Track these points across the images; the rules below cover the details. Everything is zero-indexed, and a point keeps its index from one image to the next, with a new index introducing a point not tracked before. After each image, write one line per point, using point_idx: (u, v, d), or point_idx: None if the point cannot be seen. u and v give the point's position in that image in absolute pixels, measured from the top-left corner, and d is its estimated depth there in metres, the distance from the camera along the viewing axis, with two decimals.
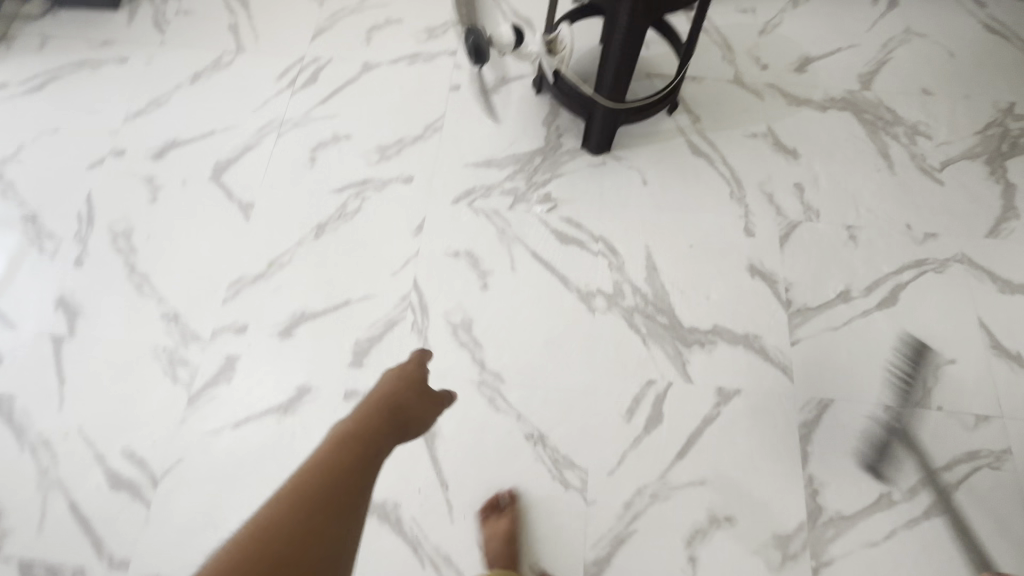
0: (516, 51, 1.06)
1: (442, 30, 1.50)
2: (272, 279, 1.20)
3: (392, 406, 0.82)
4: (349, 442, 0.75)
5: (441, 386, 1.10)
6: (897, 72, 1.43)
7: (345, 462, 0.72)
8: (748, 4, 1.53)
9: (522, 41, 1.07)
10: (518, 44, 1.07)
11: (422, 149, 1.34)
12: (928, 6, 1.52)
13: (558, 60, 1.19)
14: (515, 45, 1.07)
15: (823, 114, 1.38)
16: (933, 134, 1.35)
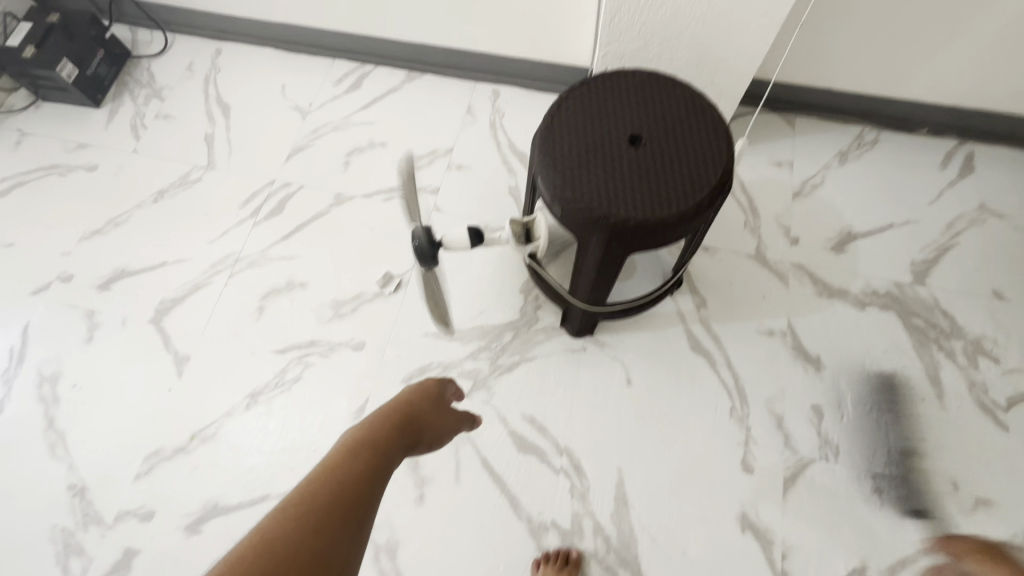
0: (473, 252, 0.89)
1: (428, 161, 1.35)
2: (189, 456, 1.08)
3: (412, 415, 0.78)
4: (365, 445, 0.67)
5: None
6: (961, 264, 1.17)
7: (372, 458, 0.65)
8: (785, 155, 1.30)
9: (478, 244, 0.89)
10: (477, 242, 0.90)
11: (382, 307, 1.18)
12: (1014, 174, 1.24)
13: (534, 247, 1.01)
14: (474, 244, 0.89)
15: (860, 312, 1.14)
16: (1000, 356, 1.08)
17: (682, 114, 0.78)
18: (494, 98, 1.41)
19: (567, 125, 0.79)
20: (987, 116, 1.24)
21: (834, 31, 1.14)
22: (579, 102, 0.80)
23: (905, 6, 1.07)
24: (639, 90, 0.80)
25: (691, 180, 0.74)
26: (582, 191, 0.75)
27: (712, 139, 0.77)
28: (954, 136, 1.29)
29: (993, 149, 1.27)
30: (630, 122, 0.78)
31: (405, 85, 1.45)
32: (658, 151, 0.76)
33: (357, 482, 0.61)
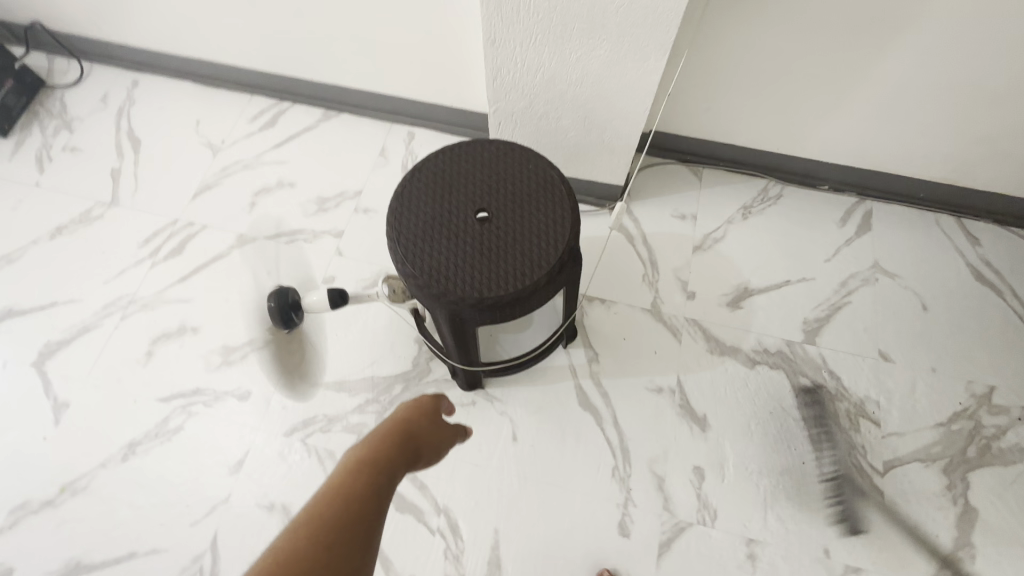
0: (333, 313, 0.88)
1: (336, 203, 1.33)
2: (57, 511, 1.04)
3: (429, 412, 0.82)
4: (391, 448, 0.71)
5: None
6: (851, 323, 1.18)
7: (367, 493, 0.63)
8: (689, 207, 1.31)
9: (338, 307, 0.89)
10: (339, 303, 0.89)
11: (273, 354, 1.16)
12: (908, 234, 1.27)
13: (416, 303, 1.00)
14: (335, 305, 0.89)
15: (750, 371, 1.14)
16: (882, 419, 1.09)
17: (531, 189, 0.79)
18: (409, 140, 1.41)
19: (415, 194, 0.79)
20: (885, 177, 1.26)
21: (729, 95, 1.14)
22: (432, 172, 0.80)
23: (792, 76, 1.07)
24: (491, 162, 0.81)
25: (531, 257, 0.75)
26: (421, 264, 0.74)
27: (557, 215, 0.78)
28: (855, 193, 1.31)
29: (891, 207, 1.30)
30: (478, 194, 0.78)
31: (321, 123, 1.44)
32: (502, 226, 0.76)
33: (351, 526, 0.59)
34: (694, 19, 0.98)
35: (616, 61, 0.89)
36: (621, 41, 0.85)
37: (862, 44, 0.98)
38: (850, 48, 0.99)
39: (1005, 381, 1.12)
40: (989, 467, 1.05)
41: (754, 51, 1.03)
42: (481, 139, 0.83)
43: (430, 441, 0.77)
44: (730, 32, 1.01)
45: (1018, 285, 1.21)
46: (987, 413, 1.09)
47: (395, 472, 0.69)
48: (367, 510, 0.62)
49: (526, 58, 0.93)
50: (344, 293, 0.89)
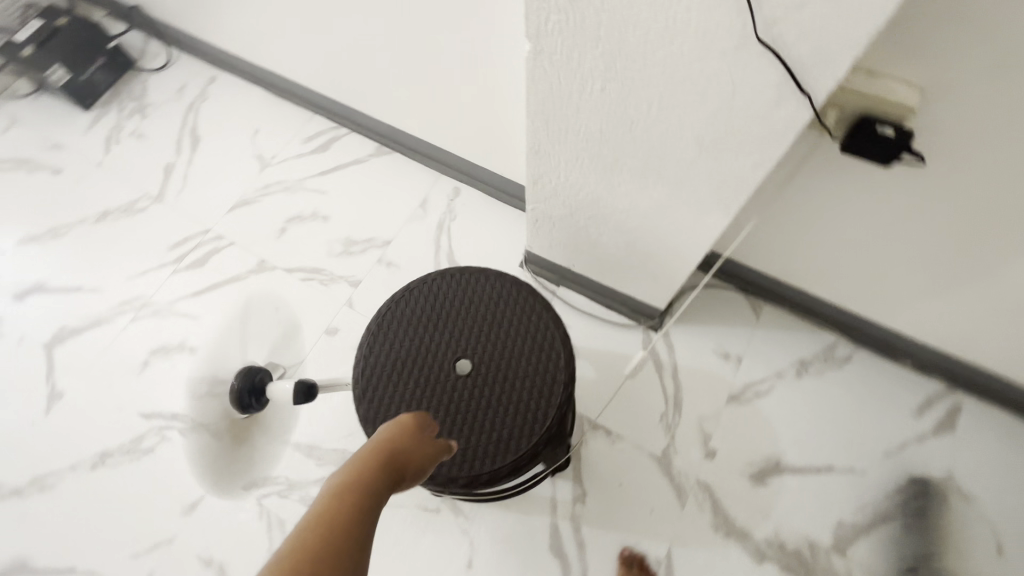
0: (294, 409, 0.83)
1: (362, 249, 1.28)
2: (24, 502, 1.07)
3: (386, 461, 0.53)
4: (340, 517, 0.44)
5: None
6: (896, 543, 0.98)
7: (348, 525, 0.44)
8: (736, 347, 1.14)
9: (299, 405, 0.83)
10: (304, 399, 0.84)
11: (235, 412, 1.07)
12: (1000, 449, 1.03)
13: None
14: (298, 400, 0.83)
15: (755, 566, 0.97)
16: None
17: (522, 355, 0.68)
18: (452, 197, 1.33)
19: (393, 324, 0.70)
20: (988, 374, 1.03)
21: (810, 248, 0.96)
22: (419, 302, 0.71)
23: (894, 252, 0.88)
24: (489, 307, 0.71)
25: (495, 443, 0.64)
26: (372, 415, 0.66)
27: (541, 399, 0.66)
28: (944, 380, 1.08)
29: (987, 409, 1.06)
30: (460, 346, 0.68)
31: (370, 158, 1.39)
32: (476, 393, 0.66)
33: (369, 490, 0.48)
34: (780, 173, 0.82)
35: (671, 206, 0.75)
36: (680, 191, 0.71)
37: (995, 245, 0.77)
38: (978, 245, 0.79)
39: None
40: None
41: (850, 218, 0.85)
42: (487, 274, 0.73)
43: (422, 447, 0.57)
44: (824, 192, 0.83)
45: None
46: None
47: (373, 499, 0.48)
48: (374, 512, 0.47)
49: (571, 175, 0.81)
50: (312, 390, 0.83)
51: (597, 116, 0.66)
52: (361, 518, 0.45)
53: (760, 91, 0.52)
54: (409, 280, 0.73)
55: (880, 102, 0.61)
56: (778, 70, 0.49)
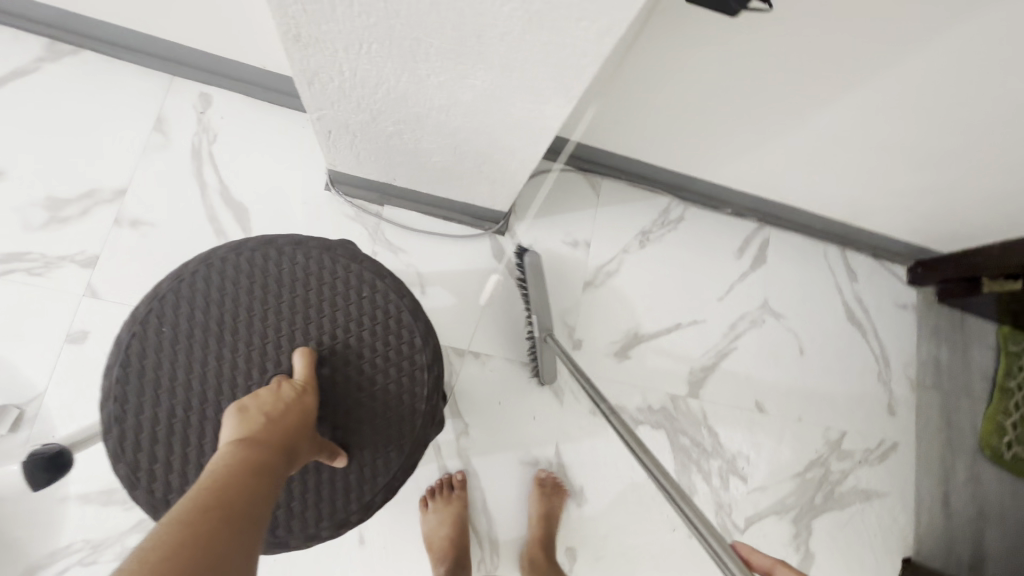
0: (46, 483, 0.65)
1: (81, 208, 0.88)
2: None
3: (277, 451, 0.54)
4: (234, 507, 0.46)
5: None
6: (735, 372, 1.12)
7: (255, 513, 0.47)
8: (584, 232, 1.10)
9: (41, 490, 0.65)
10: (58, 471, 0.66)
11: None
12: (798, 270, 1.21)
13: None
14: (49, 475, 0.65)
15: (632, 433, 1.05)
16: (749, 475, 1.09)
17: (359, 332, 0.70)
18: (204, 108, 0.96)
19: (182, 323, 0.66)
20: (787, 207, 1.15)
21: (645, 114, 0.90)
22: (208, 292, 0.67)
23: (724, 108, 0.85)
24: (304, 286, 0.70)
25: (354, 434, 0.67)
26: (192, 431, 0.64)
27: (395, 374, 0.70)
28: (755, 219, 1.19)
29: (786, 237, 1.22)
30: (281, 337, 0.67)
31: (45, 63, 0.91)
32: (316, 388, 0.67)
33: (260, 482, 0.50)
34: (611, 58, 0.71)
35: (505, 97, 0.58)
36: (513, 75, 0.54)
37: (810, 95, 0.80)
38: (801, 91, 0.79)
39: (853, 426, 1.17)
40: (829, 511, 1.11)
41: (685, 79, 0.80)
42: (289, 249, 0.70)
43: (311, 437, 0.59)
44: (657, 53, 0.75)
45: (880, 325, 1.24)
46: (836, 459, 1.14)
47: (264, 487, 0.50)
48: (261, 500, 0.49)
49: (368, 70, 0.58)
50: (60, 460, 0.65)
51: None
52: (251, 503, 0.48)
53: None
54: (186, 266, 0.67)
55: None
56: None
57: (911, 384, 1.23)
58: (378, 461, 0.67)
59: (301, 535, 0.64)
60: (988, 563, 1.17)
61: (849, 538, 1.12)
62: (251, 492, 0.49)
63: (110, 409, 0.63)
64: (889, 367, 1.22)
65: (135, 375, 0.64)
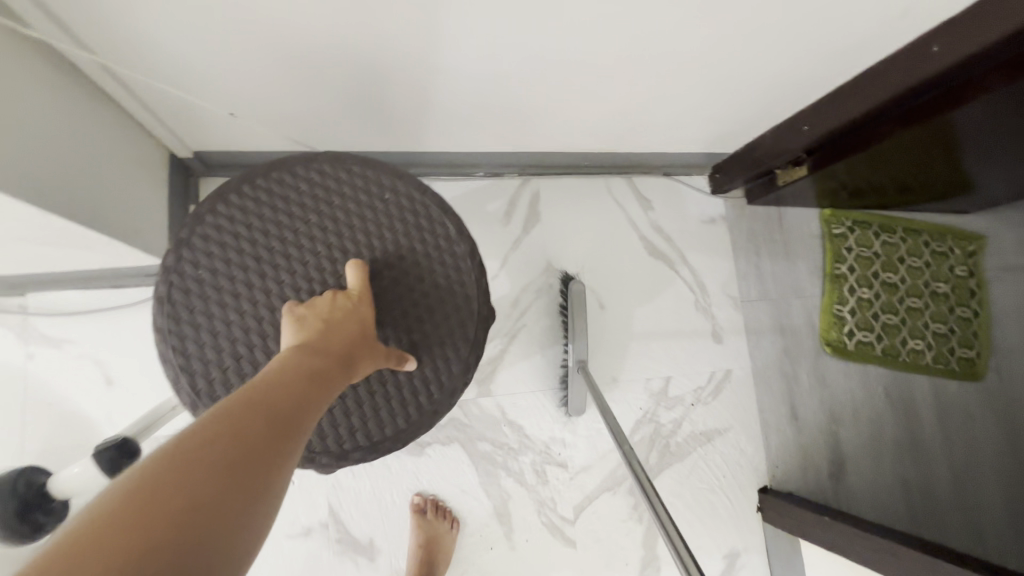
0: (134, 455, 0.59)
1: None
2: None
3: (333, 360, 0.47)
4: (269, 419, 0.37)
5: None
6: (528, 352, 0.99)
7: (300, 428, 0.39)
8: None
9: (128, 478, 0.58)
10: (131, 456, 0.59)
11: None
12: (580, 216, 1.07)
13: None
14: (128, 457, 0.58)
15: (418, 458, 0.92)
16: (569, 458, 0.98)
17: (392, 232, 0.58)
18: None
19: (233, 252, 0.55)
20: (539, 153, 1.00)
21: (225, 95, 0.70)
22: (266, 215, 0.56)
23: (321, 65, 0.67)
24: (346, 193, 0.58)
25: (412, 338, 0.58)
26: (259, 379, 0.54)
27: (441, 270, 0.59)
28: (515, 173, 1.03)
29: (559, 183, 1.07)
30: (319, 263, 0.56)
31: None
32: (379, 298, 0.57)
33: (310, 395, 0.42)
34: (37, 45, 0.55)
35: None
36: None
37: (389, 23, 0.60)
38: (384, 29, 0.61)
39: (677, 368, 1.06)
40: (667, 466, 1.02)
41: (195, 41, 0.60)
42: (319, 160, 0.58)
43: (371, 348, 0.51)
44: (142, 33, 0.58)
45: (688, 249, 1.11)
46: (665, 409, 1.04)
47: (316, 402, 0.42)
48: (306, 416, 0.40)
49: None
50: (128, 445, 0.58)
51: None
52: (297, 419, 0.39)
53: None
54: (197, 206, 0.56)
55: None
56: None
57: (735, 304, 1.12)
58: (438, 358, 0.59)
59: (366, 443, 0.56)
60: (847, 463, 1.11)
61: (694, 489, 1.03)
62: (297, 404, 0.40)
63: (173, 362, 0.53)
64: (706, 292, 1.11)
65: (187, 322, 0.54)
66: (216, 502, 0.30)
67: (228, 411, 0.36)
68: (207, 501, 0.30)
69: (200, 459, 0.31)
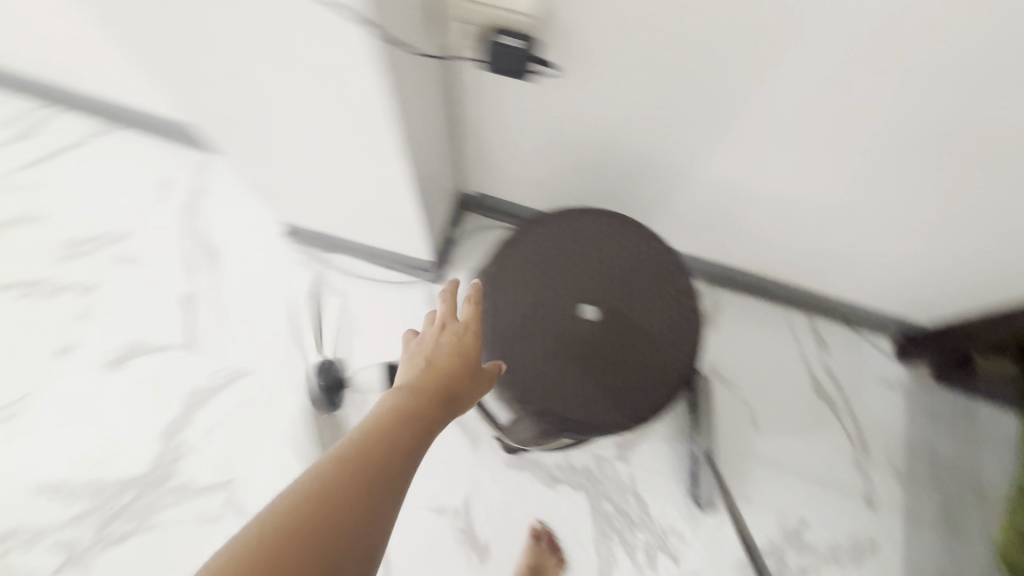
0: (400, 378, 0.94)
1: (94, 248, 1.10)
2: None
3: (439, 394, 0.55)
4: (372, 451, 0.45)
5: None
6: (671, 438, 1.06)
7: (404, 462, 0.46)
8: None
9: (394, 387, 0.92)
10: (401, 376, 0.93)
11: None
12: (754, 335, 1.14)
13: None
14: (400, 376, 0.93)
15: (548, 490, 1.01)
16: (682, 555, 0.99)
17: (643, 275, 0.71)
18: (200, 172, 1.17)
19: (524, 257, 0.71)
20: (733, 269, 1.12)
21: (522, 151, 0.91)
22: (543, 237, 0.72)
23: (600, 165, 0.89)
24: (616, 238, 0.72)
25: (638, 359, 0.68)
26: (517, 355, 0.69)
27: (674, 313, 0.70)
28: (705, 280, 1.16)
29: (742, 300, 1.16)
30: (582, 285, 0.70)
31: (93, 139, 1.18)
32: (609, 327, 0.68)
33: (414, 428, 0.50)
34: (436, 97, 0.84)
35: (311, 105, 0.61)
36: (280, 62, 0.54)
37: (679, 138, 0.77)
38: (658, 147, 0.80)
39: (816, 515, 1.03)
40: None
41: (535, 116, 0.80)
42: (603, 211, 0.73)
43: (472, 378, 0.59)
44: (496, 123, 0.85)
45: (857, 403, 1.11)
46: (793, 552, 1.01)
47: (417, 432, 0.50)
48: (409, 447, 0.48)
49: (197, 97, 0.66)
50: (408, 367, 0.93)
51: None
52: (400, 450, 0.47)
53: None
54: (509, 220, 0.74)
55: (490, 12, 0.57)
56: None
57: (897, 476, 1.07)
58: (655, 384, 0.68)
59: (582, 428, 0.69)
60: None
61: None
62: (403, 440, 0.48)
63: None
64: (868, 452, 1.08)
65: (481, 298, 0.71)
66: (325, 547, 0.39)
67: (347, 452, 0.44)
68: (315, 542, 0.39)
69: (314, 505, 0.40)
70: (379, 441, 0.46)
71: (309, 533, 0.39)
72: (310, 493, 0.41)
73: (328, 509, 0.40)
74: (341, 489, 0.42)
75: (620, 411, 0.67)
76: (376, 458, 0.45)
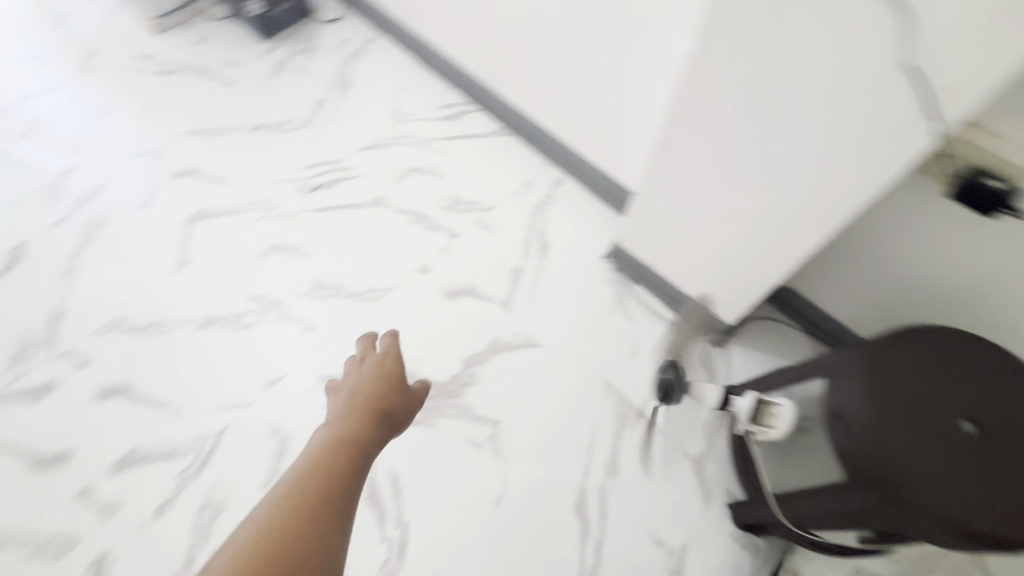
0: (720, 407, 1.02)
1: (466, 209, 1.42)
2: (140, 339, 1.25)
3: (379, 413, 0.64)
4: (329, 476, 0.54)
5: (147, 542, 1.04)
6: None
7: (344, 487, 0.54)
8: None
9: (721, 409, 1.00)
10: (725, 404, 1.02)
11: (310, 332, 1.25)
12: None
13: (760, 429, 0.92)
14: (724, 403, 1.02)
15: None
16: None
17: None
18: (556, 185, 1.45)
19: (899, 350, 0.76)
20: None
21: (887, 264, 1.00)
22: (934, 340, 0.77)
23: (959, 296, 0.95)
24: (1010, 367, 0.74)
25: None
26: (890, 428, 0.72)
27: None
28: None
29: None
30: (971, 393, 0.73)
31: (492, 135, 1.55)
32: (987, 442, 0.70)
33: (359, 450, 0.58)
34: None
35: (790, 189, 0.76)
36: (831, 157, 0.68)
37: None
38: None
39: None
40: None
41: (945, 240, 0.89)
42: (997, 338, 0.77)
43: (403, 399, 0.67)
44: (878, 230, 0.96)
45: None
46: None
47: (366, 455, 0.58)
48: (354, 474, 0.55)
49: (692, 132, 0.82)
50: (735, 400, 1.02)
51: (763, 43, 0.64)
52: (351, 478, 0.55)
53: (949, 89, 0.54)
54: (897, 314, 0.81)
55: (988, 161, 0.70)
56: (906, 101, 0.58)
57: None
58: None
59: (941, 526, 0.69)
60: None
61: None
62: (348, 461, 0.56)
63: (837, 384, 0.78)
64: None
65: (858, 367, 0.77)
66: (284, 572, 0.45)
67: (305, 478, 0.53)
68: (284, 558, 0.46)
69: (280, 523, 0.48)
70: (328, 467, 0.54)
71: (275, 546, 0.47)
72: (277, 514, 0.49)
73: (296, 532, 0.48)
74: (299, 505, 0.50)
75: (994, 524, 0.66)
76: (327, 486, 0.53)
